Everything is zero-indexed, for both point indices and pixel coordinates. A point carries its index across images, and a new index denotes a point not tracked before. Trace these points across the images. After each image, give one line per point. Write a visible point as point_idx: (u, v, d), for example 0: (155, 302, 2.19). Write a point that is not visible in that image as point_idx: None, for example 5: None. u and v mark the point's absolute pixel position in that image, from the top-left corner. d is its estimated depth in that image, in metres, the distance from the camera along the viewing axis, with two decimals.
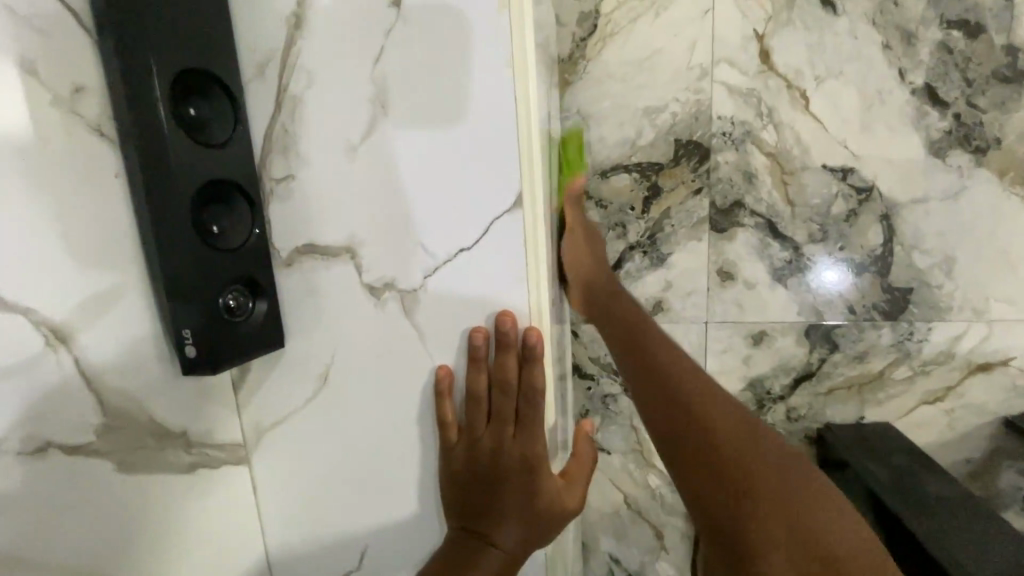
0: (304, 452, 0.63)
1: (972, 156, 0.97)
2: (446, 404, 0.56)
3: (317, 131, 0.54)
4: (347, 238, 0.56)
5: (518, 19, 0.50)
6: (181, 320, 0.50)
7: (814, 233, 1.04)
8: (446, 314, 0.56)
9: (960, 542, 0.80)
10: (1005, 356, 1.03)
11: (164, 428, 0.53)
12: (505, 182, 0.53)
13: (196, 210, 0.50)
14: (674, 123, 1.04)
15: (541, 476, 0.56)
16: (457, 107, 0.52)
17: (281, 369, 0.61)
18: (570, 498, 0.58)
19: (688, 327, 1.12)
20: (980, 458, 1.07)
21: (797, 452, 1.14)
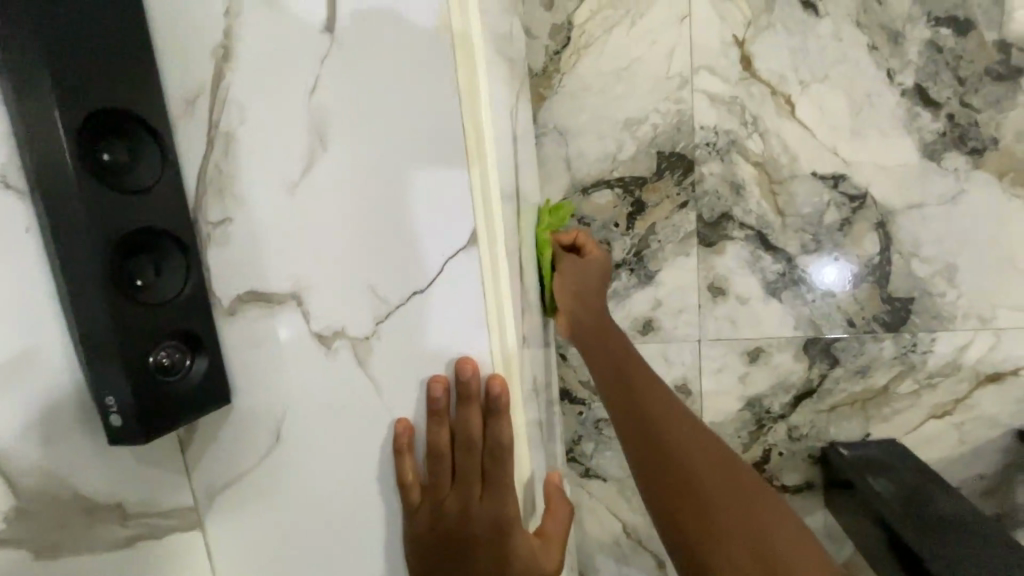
0: (261, 515, 0.58)
1: (969, 158, 0.92)
2: (405, 461, 0.51)
3: (253, 169, 0.50)
4: (292, 283, 0.51)
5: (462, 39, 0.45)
6: (104, 386, 0.46)
7: (807, 243, 0.99)
8: (402, 362, 0.51)
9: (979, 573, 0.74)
10: (1015, 366, 0.98)
11: (94, 503, 0.48)
12: (458, 218, 0.48)
13: (118, 263, 0.45)
14: (655, 135, 1.00)
15: (514, 538, 0.51)
16: (401, 139, 0.47)
17: (229, 427, 0.56)
18: (545, 557, 0.53)
19: (681, 346, 1.07)
20: (995, 473, 1.02)
21: (802, 473, 1.08)
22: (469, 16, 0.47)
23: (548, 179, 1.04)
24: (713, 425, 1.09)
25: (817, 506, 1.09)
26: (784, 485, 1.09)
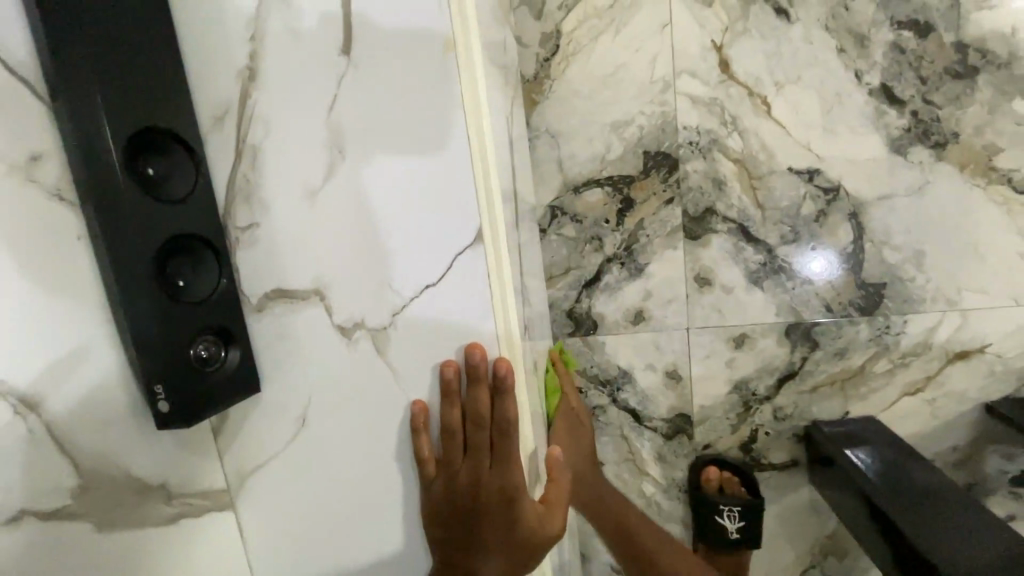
0: (289, 494, 0.63)
1: (932, 151, 0.99)
2: (422, 439, 0.57)
3: (277, 180, 0.55)
4: (315, 281, 0.57)
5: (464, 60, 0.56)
6: (152, 376, 0.50)
7: (786, 235, 1.06)
8: (417, 349, 0.57)
9: (949, 535, 0.81)
10: (981, 344, 1.05)
11: (142, 484, 0.54)
12: (464, 218, 0.56)
13: (160, 266, 0.51)
14: (641, 136, 1.06)
15: (519, 505, 0.56)
16: (413, 149, 0.55)
17: (259, 414, 0.61)
18: (550, 522, 0.59)
19: (670, 334, 1.13)
20: (966, 445, 1.09)
21: (787, 450, 1.15)
22: (467, 43, 0.57)
23: (541, 180, 1.10)
24: (704, 408, 1.15)
25: (803, 482, 1.16)
26: (771, 463, 1.16)
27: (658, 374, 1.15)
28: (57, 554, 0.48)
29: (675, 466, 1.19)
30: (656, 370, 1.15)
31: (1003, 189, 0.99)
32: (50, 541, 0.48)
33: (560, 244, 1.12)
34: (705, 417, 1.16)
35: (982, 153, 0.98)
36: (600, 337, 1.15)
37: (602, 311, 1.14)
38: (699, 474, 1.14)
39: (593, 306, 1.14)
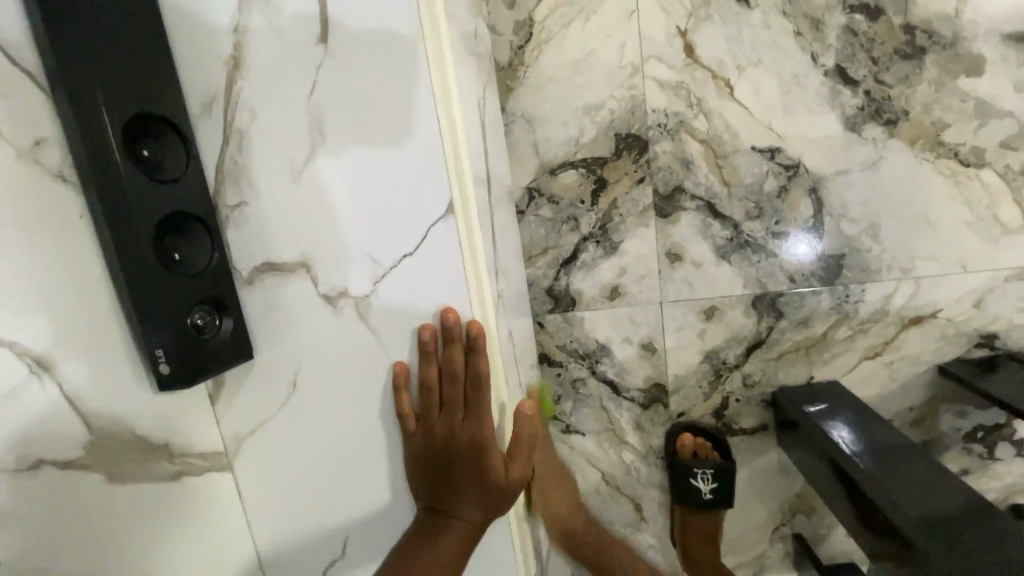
0: (282, 453, 0.68)
1: (885, 129, 1.05)
2: (403, 395, 0.62)
3: (263, 162, 0.60)
4: (301, 254, 0.61)
5: (434, 50, 0.57)
6: (154, 340, 0.55)
7: (751, 210, 1.11)
8: (397, 315, 0.62)
9: (901, 483, 0.87)
10: (934, 309, 1.12)
11: (147, 442, 0.59)
12: (435, 196, 0.59)
13: (157, 241, 0.55)
14: (613, 119, 1.11)
15: (487, 455, 0.61)
16: (385, 135, 0.58)
17: (252, 379, 0.66)
18: (514, 469, 0.64)
19: (645, 309, 1.19)
20: (921, 405, 1.16)
21: (757, 416, 1.22)
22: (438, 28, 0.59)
23: (518, 164, 1.15)
24: (678, 378, 1.22)
25: (772, 444, 1.23)
26: (742, 428, 1.23)
27: (634, 347, 1.22)
28: (66, 512, 0.52)
29: (652, 434, 1.26)
30: (632, 343, 1.21)
31: (950, 163, 1.05)
32: (59, 499, 0.52)
33: (538, 224, 1.18)
34: (680, 386, 1.23)
35: (931, 130, 1.04)
36: (579, 313, 1.21)
37: (579, 287, 1.20)
38: (674, 442, 1.22)
39: (571, 283, 1.20)
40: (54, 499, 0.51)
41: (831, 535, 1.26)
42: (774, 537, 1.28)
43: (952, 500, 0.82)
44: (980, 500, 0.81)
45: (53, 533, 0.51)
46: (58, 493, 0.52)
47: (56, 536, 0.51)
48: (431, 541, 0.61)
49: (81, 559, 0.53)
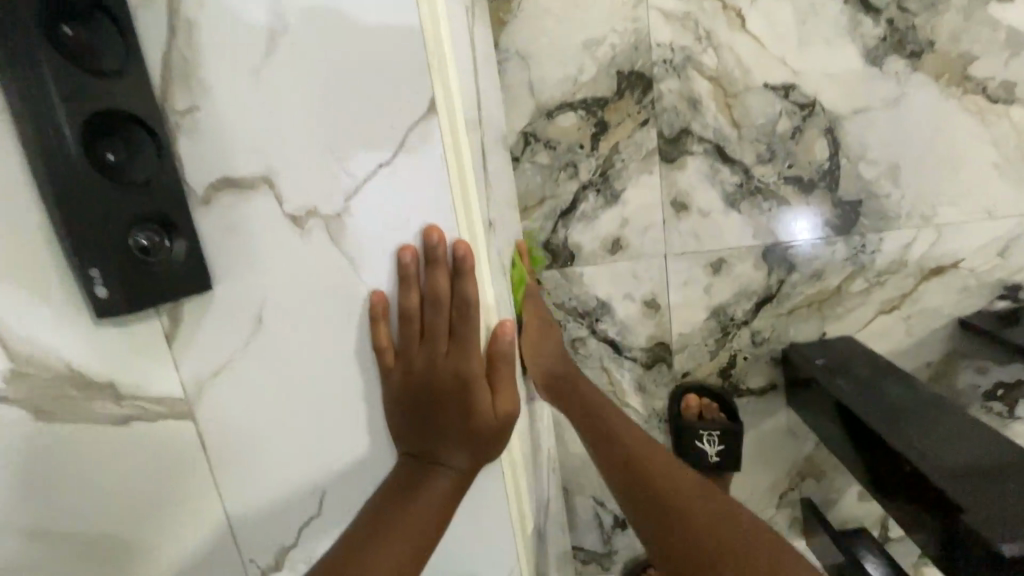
0: (249, 398, 0.61)
1: (908, 62, 0.97)
2: (380, 328, 0.55)
3: (214, 58, 0.51)
4: (263, 168, 0.54)
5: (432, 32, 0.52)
6: (87, 258, 0.48)
7: (762, 153, 1.04)
8: (374, 236, 0.54)
9: (929, 437, 0.81)
10: (955, 259, 1.05)
11: (86, 378, 0.52)
12: (411, 107, 0.52)
13: (90, 143, 0.47)
14: (614, 55, 1.03)
15: (475, 391, 0.55)
16: (359, 75, 0.51)
17: (212, 314, 0.58)
18: (503, 406, 0.57)
19: (649, 262, 1.12)
20: (939, 361, 1.10)
21: (766, 375, 1.16)
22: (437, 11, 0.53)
23: (513, 106, 1.07)
24: (683, 336, 1.16)
25: (781, 404, 1.17)
26: (750, 388, 1.17)
27: (636, 304, 1.15)
28: (23, 469, 0.49)
29: (655, 395, 1.20)
30: (634, 300, 1.14)
31: (978, 99, 0.97)
32: (15, 444, 0.49)
33: (534, 172, 1.10)
34: (685, 344, 1.16)
35: (958, 63, 0.96)
36: (578, 268, 1.14)
37: (579, 241, 1.13)
38: (678, 404, 1.16)
39: (569, 237, 1.12)
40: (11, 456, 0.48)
41: (841, 500, 1.21)
42: (781, 502, 1.23)
43: (981, 450, 0.76)
44: (1012, 450, 0.75)
45: (12, 493, 0.49)
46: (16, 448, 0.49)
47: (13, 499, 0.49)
48: (415, 489, 0.56)
49: (56, 513, 0.52)
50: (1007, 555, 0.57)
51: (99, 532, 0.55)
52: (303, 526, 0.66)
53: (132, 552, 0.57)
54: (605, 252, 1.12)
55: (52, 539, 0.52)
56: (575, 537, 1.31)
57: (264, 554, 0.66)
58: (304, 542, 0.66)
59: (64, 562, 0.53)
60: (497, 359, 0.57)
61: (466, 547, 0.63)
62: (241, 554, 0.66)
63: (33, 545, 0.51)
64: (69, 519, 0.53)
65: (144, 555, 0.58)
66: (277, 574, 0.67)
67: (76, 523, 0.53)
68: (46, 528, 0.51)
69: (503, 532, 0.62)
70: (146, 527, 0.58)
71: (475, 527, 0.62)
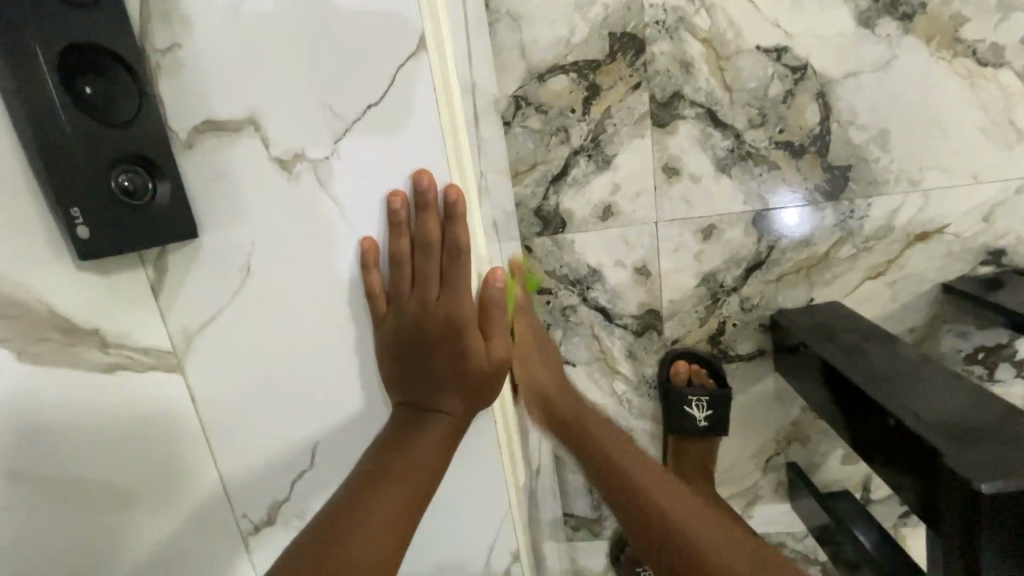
0: (237, 350, 0.61)
1: (900, 24, 0.97)
2: (372, 275, 0.55)
3: None
4: (248, 110, 0.53)
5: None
6: (67, 197, 0.47)
7: (753, 118, 1.04)
8: (363, 180, 0.53)
9: (913, 393, 0.82)
10: (941, 224, 1.06)
11: (71, 323, 0.51)
12: (399, 45, 0.50)
13: (68, 78, 0.46)
14: (606, 16, 1.01)
15: (467, 336, 0.55)
16: (346, 25, 0.50)
17: (201, 264, 0.58)
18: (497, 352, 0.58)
19: (640, 229, 1.12)
20: (922, 326, 1.12)
21: (754, 341, 1.17)
22: None
23: (503, 69, 1.06)
24: (673, 303, 1.16)
25: (769, 370, 1.19)
26: (738, 354, 1.19)
27: (627, 271, 1.15)
28: (18, 417, 0.47)
29: (645, 362, 1.21)
30: (625, 268, 1.15)
31: (967, 62, 0.98)
32: (13, 392, 0.46)
33: (525, 137, 1.09)
34: (675, 311, 1.17)
35: (948, 25, 0.96)
36: (569, 236, 1.14)
37: (570, 208, 1.12)
38: (668, 370, 1.17)
39: (561, 203, 1.12)
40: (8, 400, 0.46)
41: (826, 463, 1.23)
42: (768, 466, 1.26)
43: (964, 404, 0.77)
44: (995, 403, 0.76)
45: (23, 439, 0.47)
46: (17, 393, 0.47)
47: (12, 448, 0.46)
48: (410, 436, 0.56)
49: (62, 463, 0.50)
50: (985, 493, 0.59)
51: (96, 481, 0.53)
52: (295, 482, 0.65)
53: (125, 502, 0.55)
54: (597, 219, 1.12)
55: (53, 490, 0.49)
56: (566, 503, 1.33)
57: (257, 510, 0.66)
58: (296, 496, 0.66)
59: (76, 517, 0.51)
60: (491, 305, 0.57)
61: (460, 496, 0.64)
62: (233, 509, 0.67)
63: (35, 496, 0.48)
64: (69, 469, 0.51)
65: (135, 505, 0.56)
66: (269, 530, 0.67)
67: (75, 473, 0.51)
68: (52, 479, 0.49)
69: (495, 482, 0.63)
70: (141, 474, 0.57)
71: (468, 476, 0.63)
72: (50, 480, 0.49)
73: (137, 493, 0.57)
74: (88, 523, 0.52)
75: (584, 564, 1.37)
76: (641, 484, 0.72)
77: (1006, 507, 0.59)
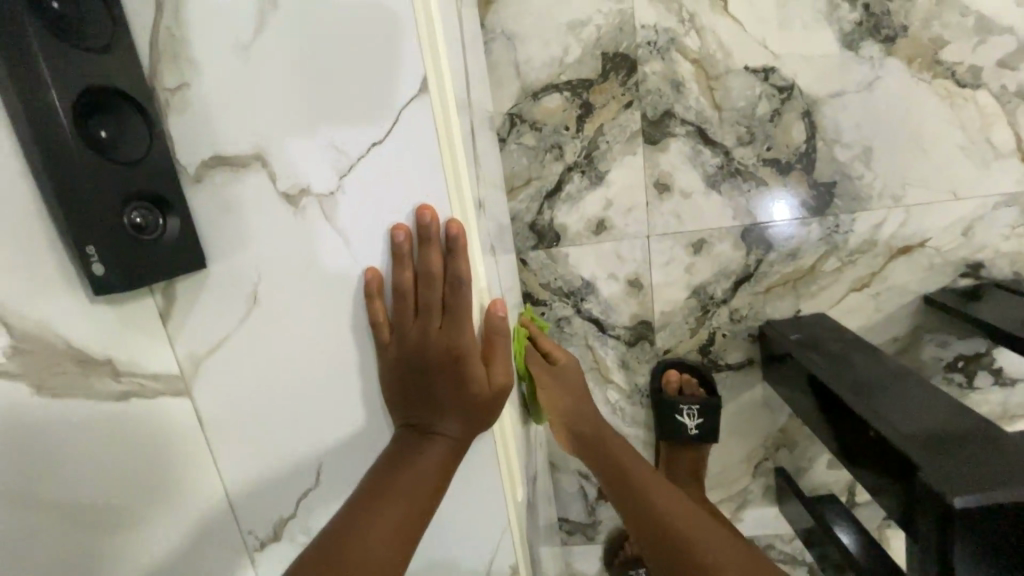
0: (243, 374, 0.63)
1: (883, 46, 1.00)
2: (376, 303, 0.57)
3: (202, 34, 0.52)
4: (255, 146, 0.54)
5: (426, 31, 0.52)
6: (82, 235, 0.48)
7: (742, 136, 1.07)
8: (368, 214, 0.56)
9: (893, 406, 0.85)
10: (922, 238, 1.09)
11: (84, 354, 0.53)
12: (399, 84, 0.52)
13: (83, 121, 0.48)
14: (599, 37, 1.04)
15: (468, 363, 0.58)
16: (348, 66, 0.52)
17: (208, 292, 0.60)
18: (496, 377, 0.61)
19: (632, 243, 1.15)
20: (905, 336, 1.16)
21: (743, 351, 1.20)
22: (433, 20, 0.54)
23: (498, 86, 1.08)
24: (665, 314, 1.19)
25: (758, 379, 1.22)
26: (728, 364, 1.22)
27: (620, 283, 1.18)
28: (30, 449, 0.48)
29: (637, 371, 1.24)
30: (618, 280, 1.17)
31: (947, 83, 1.01)
32: (25, 424, 0.48)
33: (520, 153, 1.11)
34: (667, 322, 1.20)
35: (929, 48, 0.99)
36: (563, 249, 1.16)
37: (564, 222, 1.15)
38: (660, 379, 1.20)
39: (555, 217, 1.14)
40: (14, 433, 0.47)
41: (813, 468, 1.27)
42: (756, 472, 1.29)
43: (943, 417, 0.80)
44: (971, 416, 0.79)
45: (35, 469, 0.49)
46: (31, 425, 0.48)
47: (17, 480, 0.47)
48: (412, 458, 0.58)
49: (74, 488, 0.52)
50: (958, 507, 0.62)
51: (105, 507, 0.54)
52: (300, 500, 0.67)
53: (128, 527, 0.56)
54: (591, 234, 1.15)
55: (65, 517, 0.51)
56: (561, 509, 1.36)
57: (263, 527, 0.69)
58: (301, 512, 0.68)
59: (87, 541, 0.53)
60: (493, 333, 0.62)
61: (459, 513, 0.66)
62: (239, 525, 0.69)
63: (43, 525, 0.49)
64: (80, 494, 0.52)
65: (143, 530, 0.58)
66: (274, 547, 0.69)
67: (83, 499, 0.53)
68: (65, 505, 0.51)
69: (494, 499, 0.65)
70: (148, 496, 0.59)
71: (467, 493, 0.65)
72: (54, 506, 0.50)
73: (140, 519, 0.58)
74: (97, 550, 0.54)
75: (579, 568, 1.40)
76: (655, 495, 0.76)
77: (980, 521, 0.63)
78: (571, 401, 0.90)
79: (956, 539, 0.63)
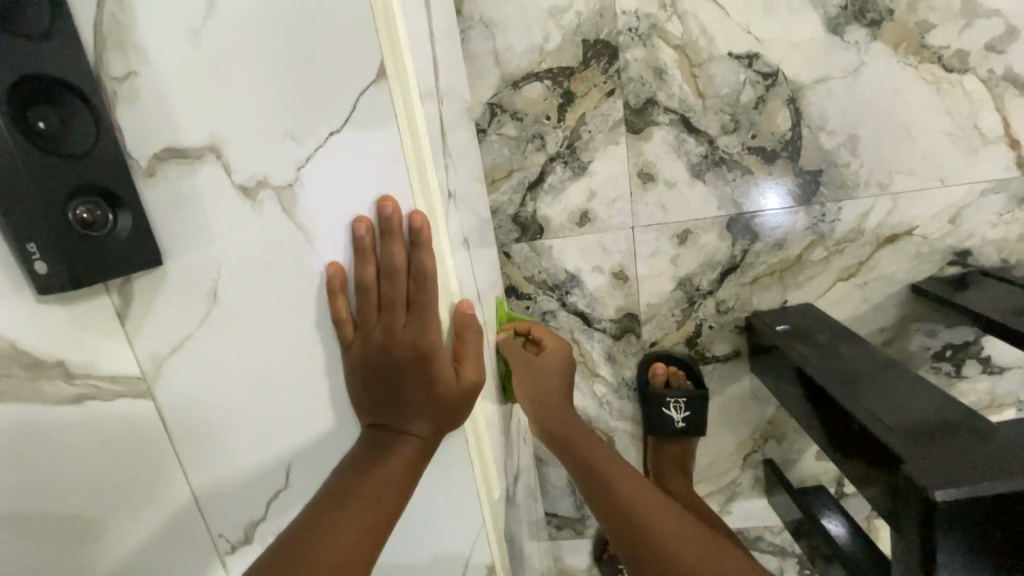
0: (206, 374, 0.61)
1: (868, 30, 0.98)
2: (338, 299, 0.56)
3: (150, 22, 0.50)
4: (210, 137, 0.52)
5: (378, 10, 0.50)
6: (23, 232, 0.46)
7: (726, 124, 1.05)
8: (328, 206, 0.54)
9: (876, 398, 0.84)
10: (909, 227, 1.08)
11: (33, 357, 0.50)
12: (356, 73, 0.51)
13: (19, 111, 0.45)
14: (580, 23, 1.01)
15: (436, 362, 0.57)
16: (301, 54, 0.50)
17: (166, 289, 0.57)
18: (465, 375, 0.60)
19: (616, 234, 1.13)
20: (892, 325, 1.15)
21: (730, 343, 1.19)
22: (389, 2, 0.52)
23: (478, 76, 1.05)
24: (651, 307, 1.18)
25: (745, 371, 1.21)
26: (714, 356, 1.21)
27: (605, 276, 1.16)
28: None
29: (624, 365, 1.22)
30: (604, 272, 1.16)
31: (934, 68, 0.99)
32: None
33: (501, 144, 1.09)
34: (652, 315, 1.18)
35: (915, 31, 0.97)
36: (547, 241, 1.14)
37: (548, 214, 1.13)
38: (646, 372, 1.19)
39: (538, 209, 1.12)
40: None
41: (800, 459, 1.27)
42: (745, 464, 1.28)
43: (928, 409, 0.79)
44: (956, 407, 0.78)
45: None
46: None
47: None
48: (380, 458, 0.56)
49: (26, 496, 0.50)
50: (939, 500, 0.60)
51: (65, 514, 0.52)
52: (270, 501, 0.66)
53: (86, 537, 0.54)
54: (575, 226, 1.13)
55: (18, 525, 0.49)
56: (549, 504, 1.35)
57: (233, 529, 0.67)
58: (272, 514, 0.66)
59: (47, 549, 0.51)
60: (464, 331, 0.61)
61: (431, 515, 0.64)
62: (208, 530, 0.66)
63: None
64: (33, 503, 0.50)
65: (109, 537, 0.56)
66: (246, 549, 0.68)
67: (39, 506, 0.51)
68: (18, 512, 0.49)
69: (468, 499, 0.64)
70: (112, 503, 0.56)
71: (439, 495, 0.63)
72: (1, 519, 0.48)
73: (101, 528, 0.55)
74: (60, 558, 0.52)
75: (568, 562, 1.40)
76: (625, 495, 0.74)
77: (966, 515, 0.61)
78: (542, 397, 0.86)
79: (939, 535, 0.62)
